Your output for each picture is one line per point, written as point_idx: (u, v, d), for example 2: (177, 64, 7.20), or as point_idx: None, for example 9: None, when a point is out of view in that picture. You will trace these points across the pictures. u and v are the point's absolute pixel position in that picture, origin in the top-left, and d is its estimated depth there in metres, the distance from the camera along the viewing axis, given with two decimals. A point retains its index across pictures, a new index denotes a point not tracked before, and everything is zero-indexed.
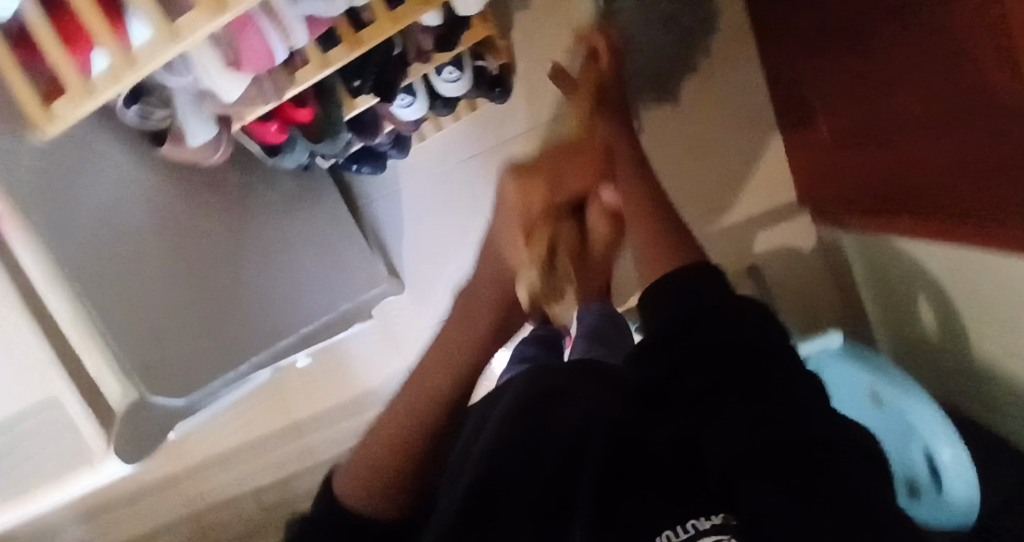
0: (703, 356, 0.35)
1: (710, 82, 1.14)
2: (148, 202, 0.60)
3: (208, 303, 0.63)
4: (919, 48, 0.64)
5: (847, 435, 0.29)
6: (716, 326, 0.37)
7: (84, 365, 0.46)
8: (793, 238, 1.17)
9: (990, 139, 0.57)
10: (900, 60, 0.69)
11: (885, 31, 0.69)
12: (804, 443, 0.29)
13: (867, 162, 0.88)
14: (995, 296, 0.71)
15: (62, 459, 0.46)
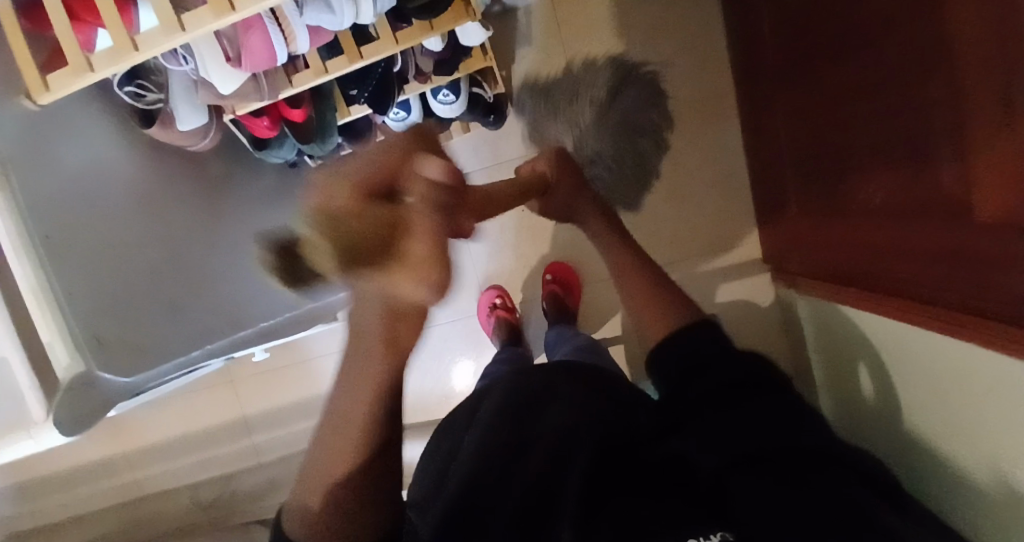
0: (710, 395, 0.50)
1: (692, 137, 1.20)
2: (125, 178, 0.60)
3: (180, 280, 0.63)
4: (880, 133, 0.70)
5: (826, 445, 0.44)
6: (719, 364, 0.52)
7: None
8: (752, 293, 1.23)
9: (939, 223, 0.63)
10: (863, 142, 0.75)
11: (854, 117, 0.76)
12: (796, 455, 0.43)
13: (828, 235, 0.93)
14: (928, 374, 0.76)
15: None
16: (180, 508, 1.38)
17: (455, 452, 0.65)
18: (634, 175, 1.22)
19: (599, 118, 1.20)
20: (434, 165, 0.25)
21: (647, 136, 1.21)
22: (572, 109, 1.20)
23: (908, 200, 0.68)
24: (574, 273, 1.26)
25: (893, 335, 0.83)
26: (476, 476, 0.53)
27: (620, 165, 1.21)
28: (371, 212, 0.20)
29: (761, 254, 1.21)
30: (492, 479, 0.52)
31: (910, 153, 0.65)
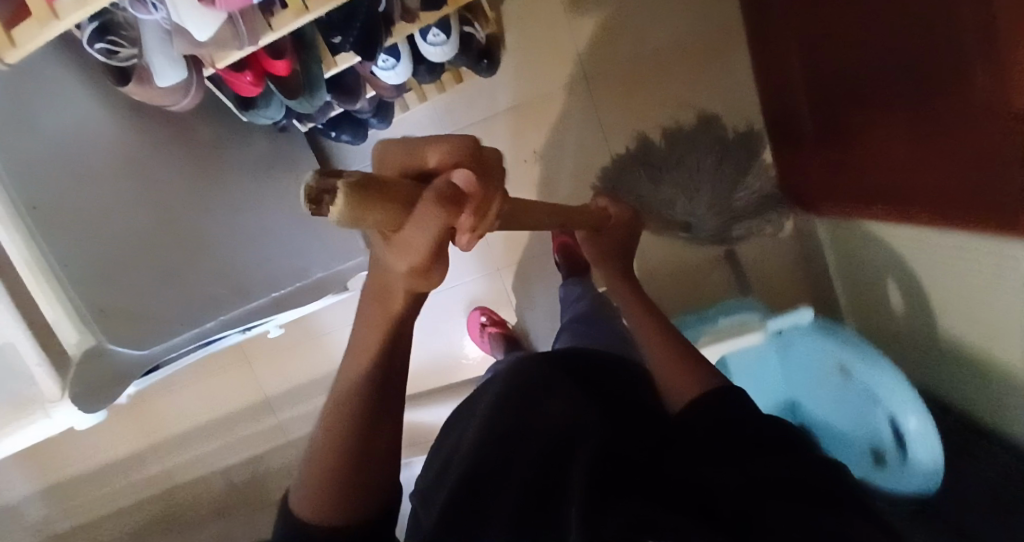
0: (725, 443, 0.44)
1: (696, 66, 1.14)
2: (98, 146, 0.56)
3: (170, 254, 0.60)
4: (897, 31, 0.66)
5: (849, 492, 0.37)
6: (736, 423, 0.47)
7: (41, 310, 0.44)
8: (769, 224, 1.18)
9: (968, 117, 0.59)
10: (876, 45, 0.71)
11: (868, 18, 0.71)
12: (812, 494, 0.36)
13: (845, 155, 0.89)
14: (961, 279, 0.74)
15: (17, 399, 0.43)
16: (214, 491, 1.40)
17: (446, 450, 0.57)
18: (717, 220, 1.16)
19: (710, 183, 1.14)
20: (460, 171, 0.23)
21: (649, 70, 1.15)
22: (666, 170, 1.15)
23: (928, 99, 0.65)
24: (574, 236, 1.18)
25: (924, 243, 0.79)
26: (466, 472, 0.44)
27: (742, 220, 1.16)
28: (412, 194, 0.22)
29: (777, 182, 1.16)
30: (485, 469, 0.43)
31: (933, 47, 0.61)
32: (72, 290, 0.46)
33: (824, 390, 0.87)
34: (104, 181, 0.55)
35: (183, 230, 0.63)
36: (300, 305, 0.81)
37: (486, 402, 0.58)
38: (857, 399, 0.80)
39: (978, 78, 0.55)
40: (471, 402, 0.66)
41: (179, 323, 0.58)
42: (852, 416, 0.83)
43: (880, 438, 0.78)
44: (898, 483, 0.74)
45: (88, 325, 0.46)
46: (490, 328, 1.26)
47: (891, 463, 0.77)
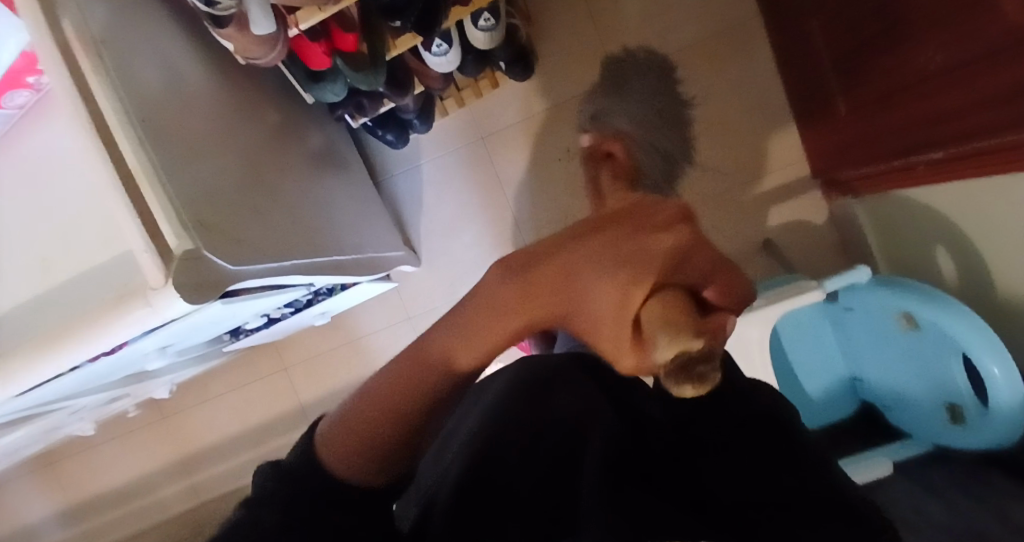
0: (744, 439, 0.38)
1: (721, 63, 1.18)
2: (188, 96, 0.59)
3: (248, 199, 0.62)
4: None
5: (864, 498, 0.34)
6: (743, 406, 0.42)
7: (157, 221, 0.45)
8: (805, 212, 1.20)
9: (999, 53, 0.61)
10: (899, 8, 0.75)
11: None
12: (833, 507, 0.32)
13: (879, 125, 0.92)
14: (1014, 228, 0.74)
15: (123, 293, 0.45)
16: None
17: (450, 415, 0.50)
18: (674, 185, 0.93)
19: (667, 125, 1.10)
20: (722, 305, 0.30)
21: (675, 70, 1.20)
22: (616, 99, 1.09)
23: (953, 48, 0.68)
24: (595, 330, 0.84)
25: (971, 196, 0.80)
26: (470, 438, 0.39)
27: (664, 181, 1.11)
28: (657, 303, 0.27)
29: (810, 170, 1.18)
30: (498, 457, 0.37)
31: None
32: (174, 198, 0.47)
33: (884, 349, 0.86)
34: (192, 123, 0.57)
35: (259, 185, 0.66)
36: (343, 276, 0.83)
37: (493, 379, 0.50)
38: (925, 353, 0.78)
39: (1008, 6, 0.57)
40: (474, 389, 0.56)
41: (262, 253, 0.59)
42: (917, 378, 0.81)
43: (952, 392, 0.75)
44: (978, 439, 0.71)
45: (187, 231, 0.47)
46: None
47: (969, 420, 0.73)
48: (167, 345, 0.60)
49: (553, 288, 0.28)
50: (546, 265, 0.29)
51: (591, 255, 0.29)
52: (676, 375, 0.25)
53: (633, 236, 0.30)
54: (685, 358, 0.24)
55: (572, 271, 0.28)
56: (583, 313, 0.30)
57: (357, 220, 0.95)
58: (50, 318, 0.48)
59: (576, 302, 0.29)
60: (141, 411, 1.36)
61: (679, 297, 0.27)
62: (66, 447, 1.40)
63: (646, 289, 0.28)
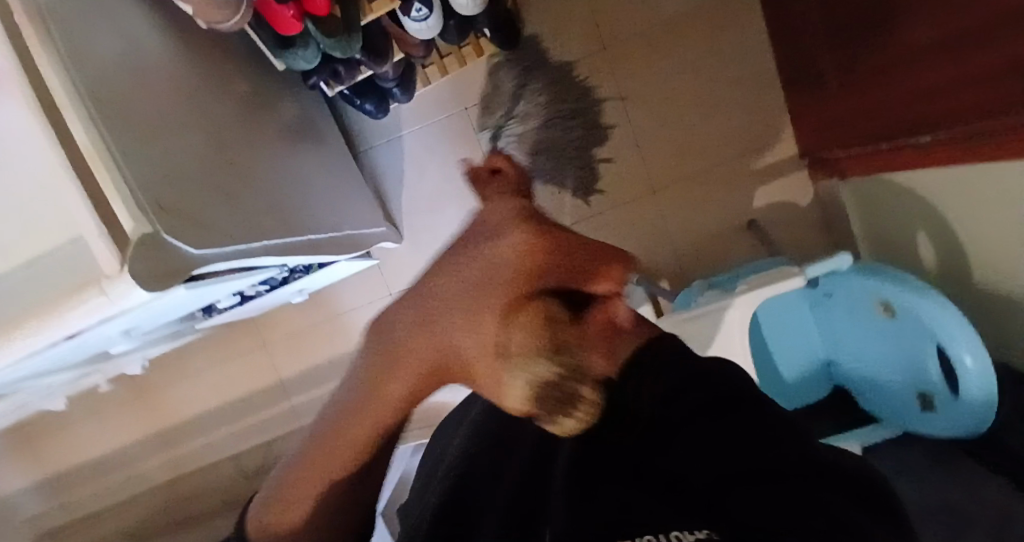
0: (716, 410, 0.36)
1: (712, 36, 1.15)
2: (147, 67, 0.55)
3: (216, 180, 0.59)
4: None
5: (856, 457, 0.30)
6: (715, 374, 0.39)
7: (112, 204, 0.42)
8: (792, 193, 1.19)
9: (991, 41, 0.60)
10: None
11: None
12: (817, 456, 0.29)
13: (869, 108, 0.90)
14: (994, 216, 0.74)
15: (78, 281, 0.42)
16: (226, 478, 1.35)
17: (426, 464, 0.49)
18: (568, 182, 1.20)
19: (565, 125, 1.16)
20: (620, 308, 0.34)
21: (665, 42, 1.16)
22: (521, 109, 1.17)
23: (947, 33, 0.66)
24: None
25: (955, 183, 0.80)
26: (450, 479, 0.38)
27: (583, 169, 1.19)
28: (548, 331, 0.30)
29: (798, 150, 1.17)
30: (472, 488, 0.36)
31: None
32: (131, 178, 0.44)
33: (861, 334, 0.87)
34: (153, 98, 0.54)
35: (228, 163, 0.63)
36: (319, 256, 0.80)
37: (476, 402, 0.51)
38: (902, 340, 0.79)
39: None
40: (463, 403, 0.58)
41: (232, 236, 0.56)
42: (892, 363, 0.83)
43: (925, 380, 0.77)
44: (950, 425, 0.73)
45: (145, 213, 0.44)
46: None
47: (940, 407, 0.75)
48: (133, 329, 0.58)
49: (425, 341, 0.34)
50: (417, 335, 0.35)
51: (461, 286, 0.35)
52: (549, 401, 0.29)
53: (494, 260, 0.35)
54: (557, 382, 0.29)
55: (441, 318, 0.35)
56: (459, 354, 0.34)
57: (333, 195, 0.92)
58: (1, 304, 0.45)
59: (449, 344, 0.34)
60: (116, 386, 1.34)
61: (548, 317, 0.30)
62: (40, 424, 1.37)
63: (531, 309, 0.31)
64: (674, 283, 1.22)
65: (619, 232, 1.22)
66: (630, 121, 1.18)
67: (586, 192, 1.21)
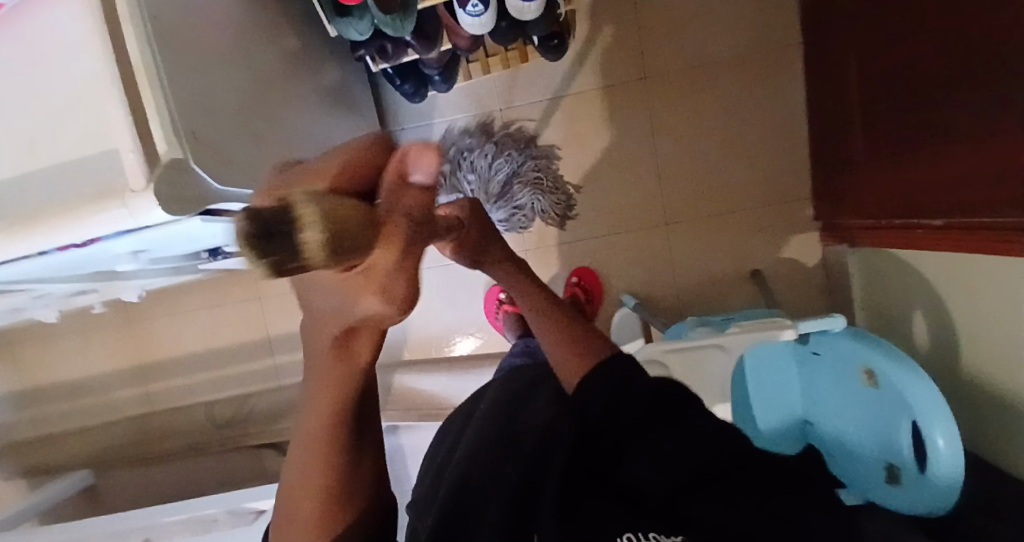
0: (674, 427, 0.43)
1: (752, 85, 1.17)
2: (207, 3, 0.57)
3: (250, 123, 0.61)
4: (952, 52, 0.70)
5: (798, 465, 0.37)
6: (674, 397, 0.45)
7: (149, 125, 0.44)
8: (800, 251, 1.20)
9: (1014, 134, 0.61)
10: (934, 67, 0.74)
11: (926, 42, 0.75)
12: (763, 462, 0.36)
13: (887, 180, 0.92)
14: (992, 306, 0.75)
15: (102, 189, 0.44)
16: (195, 423, 1.37)
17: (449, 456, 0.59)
18: (546, 213, 1.23)
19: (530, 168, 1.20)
20: (417, 159, 0.16)
21: (704, 82, 1.18)
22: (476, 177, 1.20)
23: (976, 119, 0.68)
24: (596, 279, 1.23)
25: (961, 269, 0.81)
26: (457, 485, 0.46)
27: (557, 195, 1.22)
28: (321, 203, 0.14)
29: (813, 210, 1.18)
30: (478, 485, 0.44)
31: (987, 67, 0.63)
32: (171, 103, 0.46)
33: (838, 398, 0.88)
34: (207, 33, 0.56)
35: (264, 111, 0.66)
36: None
37: (475, 426, 0.57)
38: (878, 407, 0.80)
39: None
40: (462, 425, 0.64)
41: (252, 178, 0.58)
42: (866, 430, 0.83)
43: (895, 452, 0.77)
44: (911, 500, 0.74)
45: (177, 138, 0.46)
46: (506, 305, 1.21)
47: (906, 480, 0.76)
48: (141, 252, 0.60)
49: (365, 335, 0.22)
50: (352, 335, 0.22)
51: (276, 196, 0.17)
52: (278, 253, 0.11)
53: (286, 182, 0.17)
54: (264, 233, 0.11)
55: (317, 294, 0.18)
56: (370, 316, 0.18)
57: None
58: (23, 200, 0.47)
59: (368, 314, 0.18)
60: (109, 312, 1.36)
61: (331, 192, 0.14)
62: (28, 334, 1.40)
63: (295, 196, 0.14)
64: (669, 317, 1.24)
65: (624, 256, 1.24)
66: (657, 151, 1.21)
67: (565, 217, 1.23)
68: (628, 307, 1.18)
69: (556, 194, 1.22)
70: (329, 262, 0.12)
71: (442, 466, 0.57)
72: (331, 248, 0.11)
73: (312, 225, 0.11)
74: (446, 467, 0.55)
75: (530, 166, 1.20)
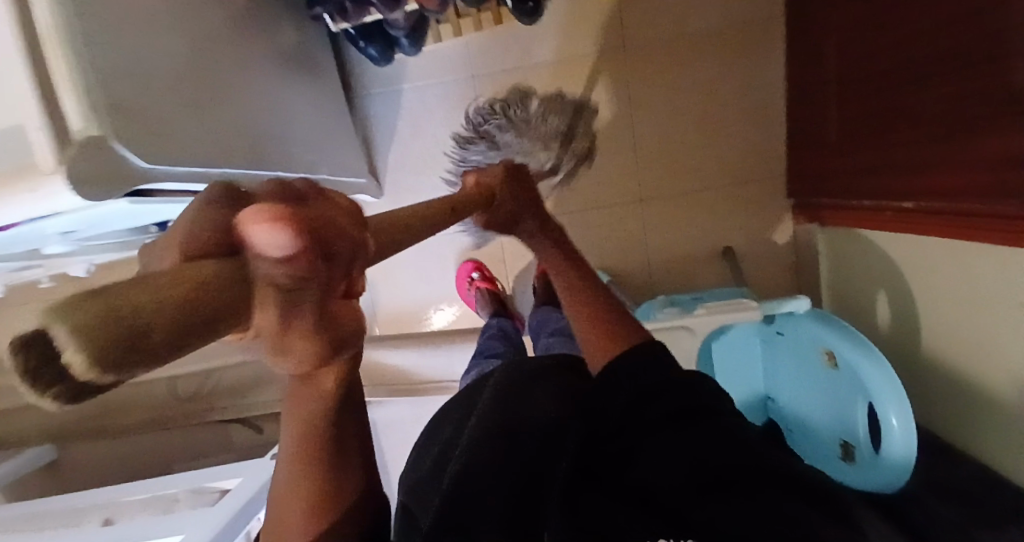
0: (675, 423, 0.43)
1: (732, 55, 1.13)
2: None
3: (194, 94, 0.56)
4: (933, 32, 0.68)
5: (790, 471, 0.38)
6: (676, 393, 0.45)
7: (61, 99, 0.40)
8: (773, 229, 1.20)
9: (989, 120, 0.60)
10: (914, 46, 0.72)
11: (908, 20, 0.72)
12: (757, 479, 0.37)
13: (858, 161, 0.91)
14: (956, 291, 0.75)
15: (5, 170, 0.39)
16: (156, 399, 1.34)
17: (444, 438, 0.59)
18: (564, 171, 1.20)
19: (552, 125, 1.17)
20: (264, 226, 0.15)
21: (682, 53, 1.14)
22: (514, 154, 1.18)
23: (952, 103, 0.66)
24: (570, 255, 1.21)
25: (924, 253, 0.81)
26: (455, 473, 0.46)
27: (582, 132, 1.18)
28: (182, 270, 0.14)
29: (787, 188, 1.17)
30: (477, 486, 0.44)
31: (968, 49, 0.62)
32: (92, 74, 0.42)
33: (799, 379, 0.90)
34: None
35: (209, 79, 0.60)
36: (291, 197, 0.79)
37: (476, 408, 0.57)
38: (835, 388, 0.81)
39: (1012, 76, 0.56)
40: (461, 402, 0.64)
41: (188, 154, 0.53)
42: (823, 409, 0.85)
43: (851, 432, 0.79)
44: (862, 479, 0.76)
45: (98, 114, 0.41)
46: (479, 282, 1.19)
47: (859, 459, 0.78)
48: (71, 232, 0.55)
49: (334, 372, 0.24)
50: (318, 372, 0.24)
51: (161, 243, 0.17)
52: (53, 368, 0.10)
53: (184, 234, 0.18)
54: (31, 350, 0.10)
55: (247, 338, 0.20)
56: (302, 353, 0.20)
57: (316, 135, 0.89)
58: None
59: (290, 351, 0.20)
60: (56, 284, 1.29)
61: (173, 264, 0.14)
62: None
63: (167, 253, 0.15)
64: (640, 294, 1.23)
65: (596, 232, 1.22)
66: (633, 124, 1.17)
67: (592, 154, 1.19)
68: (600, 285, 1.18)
69: (582, 143, 1.18)
70: (122, 371, 0.11)
71: (438, 449, 0.57)
72: (105, 362, 0.10)
73: (68, 352, 0.10)
74: (445, 448, 0.55)
75: (547, 116, 1.17)
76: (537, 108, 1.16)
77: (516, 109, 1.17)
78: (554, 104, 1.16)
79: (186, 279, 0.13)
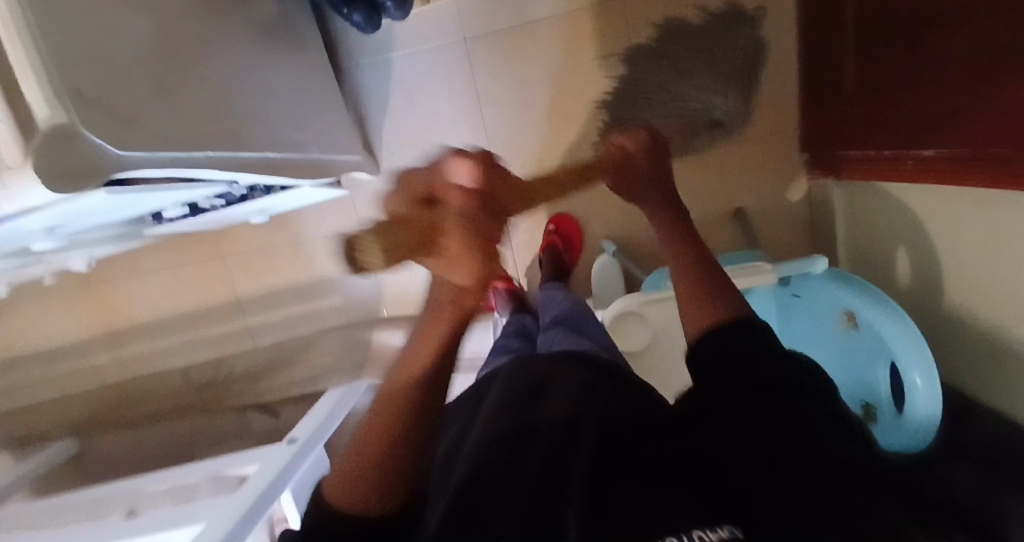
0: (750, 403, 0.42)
1: (736, 3, 1.07)
2: None
3: (163, 74, 0.54)
4: None
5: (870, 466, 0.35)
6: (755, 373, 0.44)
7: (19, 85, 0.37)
8: (787, 186, 1.16)
9: (1013, 52, 0.56)
10: None
11: None
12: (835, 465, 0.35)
13: (875, 108, 0.86)
14: (981, 241, 0.72)
15: None
16: (173, 386, 1.35)
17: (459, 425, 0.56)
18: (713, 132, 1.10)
19: (723, 61, 1.03)
20: (459, 165, 0.24)
21: (685, 2, 1.07)
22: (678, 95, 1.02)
23: (972, 37, 0.62)
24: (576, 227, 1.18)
25: (946, 204, 0.77)
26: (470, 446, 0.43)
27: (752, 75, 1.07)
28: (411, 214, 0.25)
29: (800, 142, 1.13)
30: (488, 447, 0.40)
31: None
32: (49, 54, 0.39)
33: (818, 343, 0.88)
34: None
35: (180, 58, 0.58)
36: (281, 179, 0.77)
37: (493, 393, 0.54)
38: (857, 349, 0.79)
39: None
40: (478, 392, 0.61)
41: (163, 137, 0.50)
42: (842, 371, 0.83)
43: (873, 392, 0.77)
44: (885, 437, 0.74)
45: (60, 99, 0.38)
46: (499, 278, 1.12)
47: (881, 418, 0.76)
48: (56, 228, 0.54)
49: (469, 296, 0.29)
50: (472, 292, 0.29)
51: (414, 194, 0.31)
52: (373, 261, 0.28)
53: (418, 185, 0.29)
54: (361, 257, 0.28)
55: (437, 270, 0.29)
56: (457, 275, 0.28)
57: (303, 112, 0.86)
58: None
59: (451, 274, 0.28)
60: (62, 277, 1.30)
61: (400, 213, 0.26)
62: None
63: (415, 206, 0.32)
64: (650, 260, 1.21)
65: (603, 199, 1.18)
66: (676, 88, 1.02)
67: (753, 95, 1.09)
68: (608, 253, 1.16)
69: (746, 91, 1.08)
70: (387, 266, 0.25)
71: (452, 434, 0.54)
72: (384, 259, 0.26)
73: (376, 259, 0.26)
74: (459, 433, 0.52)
75: (708, 61, 1.02)
76: (704, 45, 1.03)
77: (678, 50, 1.05)
78: (727, 42, 1.04)
79: (416, 227, 0.24)
